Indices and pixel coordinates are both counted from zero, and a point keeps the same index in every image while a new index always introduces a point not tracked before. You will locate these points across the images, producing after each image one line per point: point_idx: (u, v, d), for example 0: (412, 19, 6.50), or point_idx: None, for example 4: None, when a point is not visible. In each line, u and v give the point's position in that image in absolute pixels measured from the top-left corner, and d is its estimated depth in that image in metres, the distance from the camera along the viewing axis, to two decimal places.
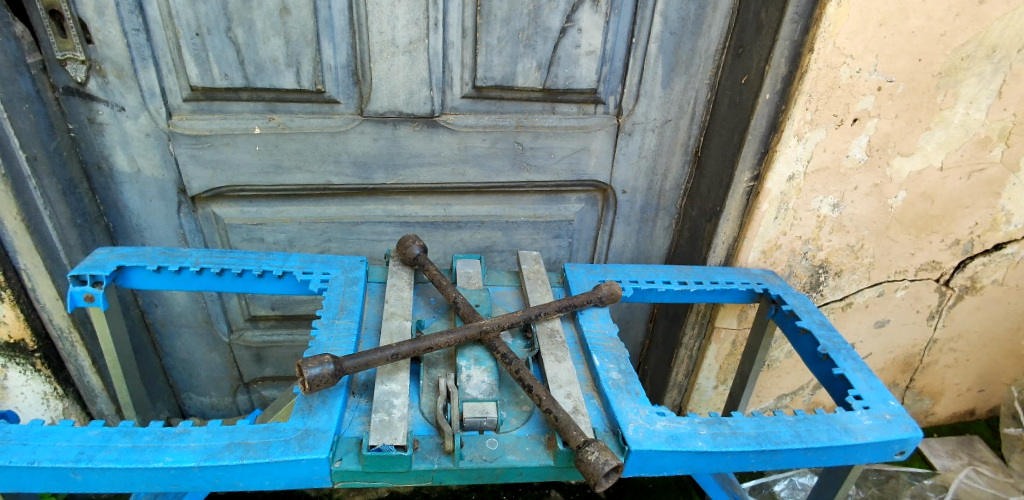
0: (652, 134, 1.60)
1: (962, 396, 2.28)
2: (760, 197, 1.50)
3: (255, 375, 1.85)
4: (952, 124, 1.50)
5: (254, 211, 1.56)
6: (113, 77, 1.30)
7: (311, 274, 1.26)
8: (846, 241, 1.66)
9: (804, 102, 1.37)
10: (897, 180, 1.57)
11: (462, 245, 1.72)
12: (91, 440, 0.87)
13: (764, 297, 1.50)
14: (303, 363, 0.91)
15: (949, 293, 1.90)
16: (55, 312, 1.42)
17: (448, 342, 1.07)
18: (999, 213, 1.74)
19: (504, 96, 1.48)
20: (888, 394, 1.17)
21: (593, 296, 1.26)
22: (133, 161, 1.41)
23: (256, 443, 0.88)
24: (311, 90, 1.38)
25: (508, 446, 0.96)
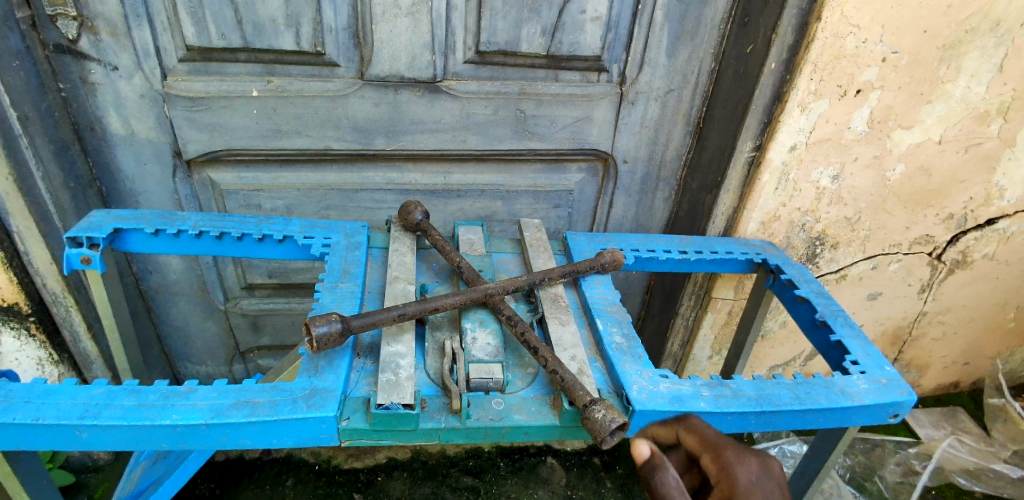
0: (655, 103, 1.59)
1: (948, 369, 2.34)
2: (761, 168, 1.51)
3: (251, 344, 1.85)
4: (953, 97, 1.50)
5: (252, 177, 1.54)
6: (106, 34, 1.26)
7: (313, 239, 1.24)
8: (844, 213, 1.67)
9: (809, 72, 1.36)
10: (896, 152, 1.57)
11: (461, 214, 1.71)
12: (95, 398, 0.86)
13: (762, 267, 1.52)
14: (311, 321, 0.91)
15: (941, 267, 1.93)
16: (49, 277, 1.39)
17: (453, 304, 1.08)
18: (994, 189, 1.76)
19: (507, 62, 1.46)
20: (884, 360, 1.19)
21: (596, 262, 1.27)
22: (127, 122, 1.38)
23: (263, 402, 0.88)
24: (310, 52, 1.35)
25: (514, 407, 0.97)
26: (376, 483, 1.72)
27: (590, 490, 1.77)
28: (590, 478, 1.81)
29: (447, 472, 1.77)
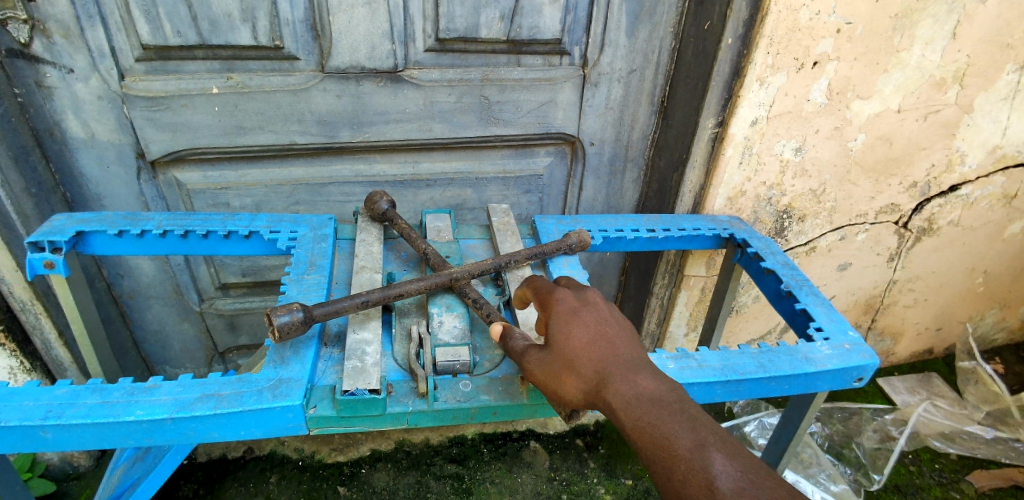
0: (619, 84, 1.60)
1: (921, 336, 2.39)
2: (724, 143, 1.53)
3: (229, 344, 1.84)
4: (908, 65, 1.53)
5: (218, 176, 1.53)
6: (59, 37, 1.25)
7: (279, 233, 1.24)
8: (809, 185, 1.70)
9: (765, 46, 1.38)
10: (856, 123, 1.60)
11: (432, 204, 1.72)
12: (59, 398, 0.86)
13: (730, 242, 1.54)
14: (272, 312, 0.92)
15: (907, 235, 1.98)
16: (15, 284, 1.37)
17: (418, 289, 1.09)
18: (954, 155, 1.80)
19: (467, 49, 1.47)
20: (847, 325, 1.22)
21: (563, 243, 1.28)
22: (87, 125, 1.37)
23: (229, 394, 0.88)
24: (269, 46, 1.35)
25: (482, 387, 0.99)
26: (360, 475, 1.73)
27: (574, 471, 1.80)
28: (574, 459, 1.84)
29: (431, 461, 1.79)
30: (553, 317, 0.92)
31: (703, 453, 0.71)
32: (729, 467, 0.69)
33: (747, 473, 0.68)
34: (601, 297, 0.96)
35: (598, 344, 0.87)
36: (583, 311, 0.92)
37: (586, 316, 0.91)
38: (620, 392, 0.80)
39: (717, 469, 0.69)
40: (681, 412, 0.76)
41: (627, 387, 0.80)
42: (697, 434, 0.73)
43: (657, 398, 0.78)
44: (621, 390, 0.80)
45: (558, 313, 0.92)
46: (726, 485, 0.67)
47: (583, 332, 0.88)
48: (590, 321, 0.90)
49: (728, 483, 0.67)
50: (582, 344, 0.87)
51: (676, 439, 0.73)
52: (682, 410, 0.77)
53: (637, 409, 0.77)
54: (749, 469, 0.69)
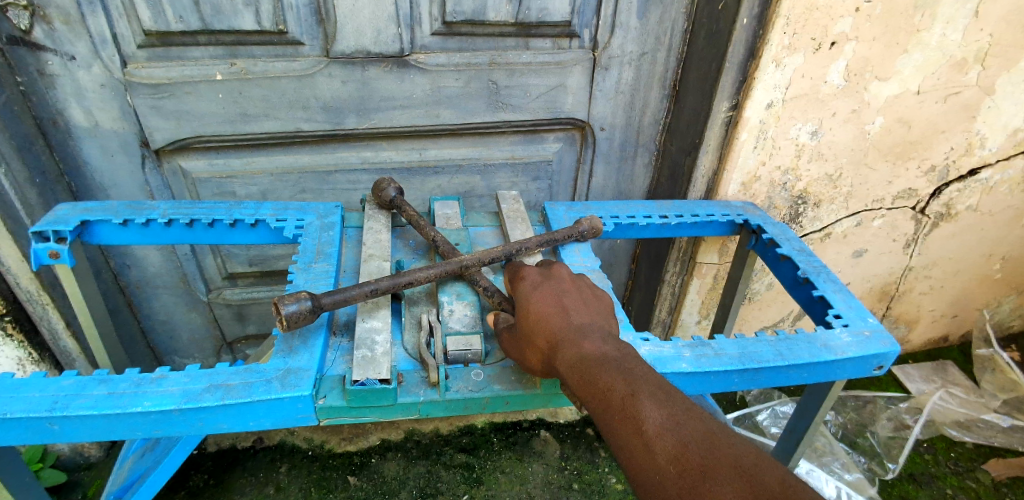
0: (629, 68, 1.57)
1: (936, 323, 2.35)
2: (739, 127, 1.49)
3: (238, 334, 1.83)
4: (929, 46, 1.48)
5: (223, 164, 1.51)
6: (59, 23, 1.23)
7: (285, 222, 1.22)
8: (824, 170, 1.66)
9: (782, 26, 1.34)
10: (874, 106, 1.56)
11: (440, 191, 1.70)
12: (65, 389, 0.84)
13: (745, 228, 1.51)
14: (280, 300, 0.90)
15: (925, 220, 1.93)
16: (21, 275, 1.35)
17: (428, 277, 1.06)
18: (974, 138, 1.75)
19: (475, 32, 1.44)
20: (866, 312, 1.19)
21: (574, 230, 1.25)
22: (90, 113, 1.35)
23: (237, 384, 0.86)
24: (273, 30, 1.32)
25: (494, 377, 0.97)
26: (371, 464, 1.73)
27: (585, 460, 1.78)
28: (584, 448, 1.82)
29: (441, 450, 1.78)
30: (519, 294, 1.00)
31: (634, 402, 0.79)
32: (657, 412, 0.77)
33: (670, 415, 0.77)
34: (566, 272, 1.03)
35: (553, 313, 0.94)
36: (543, 285, 1.00)
37: (546, 291, 0.98)
38: (568, 356, 0.88)
39: (645, 414, 0.77)
40: (619, 369, 0.84)
41: (575, 351, 0.88)
42: (631, 384, 0.81)
43: (599, 359, 0.86)
44: (570, 354, 0.88)
45: (523, 289, 1.01)
46: (653, 429, 0.76)
47: (541, 304, 0.96)
48: (548, 294, 0.98)
49: (656, 426, 0.76)
50: (541, 316, 0.94)
51: (613, 392, 0.81)
52: (620, 366, 0.85)
53: (581, 369, 0.85)
54: (675, 411, 0.77)
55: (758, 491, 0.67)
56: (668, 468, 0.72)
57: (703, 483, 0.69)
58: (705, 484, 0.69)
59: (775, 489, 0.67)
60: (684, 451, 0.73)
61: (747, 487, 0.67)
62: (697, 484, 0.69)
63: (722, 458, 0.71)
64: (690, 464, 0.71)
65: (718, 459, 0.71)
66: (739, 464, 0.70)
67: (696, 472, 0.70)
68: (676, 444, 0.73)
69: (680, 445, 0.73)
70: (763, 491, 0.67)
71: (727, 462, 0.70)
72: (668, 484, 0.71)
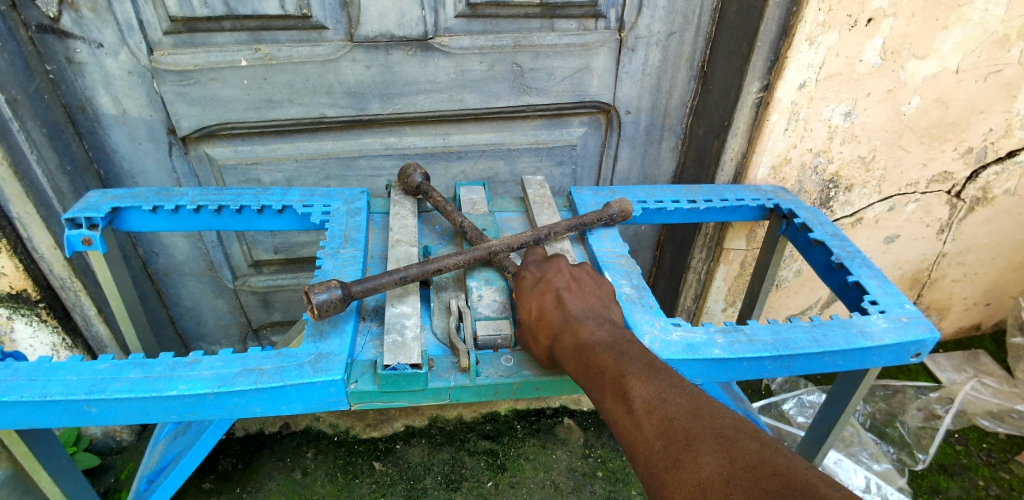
0: (656, 49, 1.53)
1: (969, 311, 2.29)
2: (770, 108, 1.45)
3: (263, 321, 1.85)
4: (970, 21, 1.43)
5: (248, 150, 1.51)
6: (87, 10, 1.23)
7: (312, 208, 1.21)
8: (857, 152, 1.62)
9: (816, 2, 1.29)
10: (911, 85, 1.51)
11: (463, 177, 1.68)
12: (101, 373, 0.82)
13: (774, 214, 1.47)
14: (310, 290, 0.89)
15: (960, 205, 1.88)
16: (54, 262, 1.36)
17: (457, 263, 1.05)
18: (1014, 118, 1.68)
19: (499, 14, 1.41)
20: (903, 297, 1.15)
21: (603, 214, 1.23)
22: (117, 101, 1.36)
23: (270, 368, 0.85)
24: (297, 15, 1.32)
25: (524, 362, 0.96)
26: (395, 450, 1.74)
27: (609, 448, 1.77)
28: (608, 436, 1.81)
29: (464, 437, 1.78)
30: (518, 290, 1.00)
31: (623, 381, 0.79)
32: (645, 388, 0.77)
33: (658, 391, 0.77)
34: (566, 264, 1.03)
35: (551, 308, 0.94)
36: (541, 280, 0.99)
37: (545, 286, 0.98)
38: (566, 347, 0.88)
39: (634, 392, 0.77)
40: (612, 350, 0.84)
41: (571, 339, 0.88)
42: (622, 364, 0.82)
43: (593, 344, 0.86)
44: (567, 341, 0.89)
45: (523, 285, 1.00)
46: (641, 405, 0.76)
47: (540, 301, 0.96)
48: (546, 288, 0.97)
49: (643, 403, 0.76)
50: (540, 313, 0.94)
51: (604, 372, 0.82)
52: (614, 348, 0.85)
53: (576, 354, 0.86)
54: (663, 387, 0.77)
55: (739, 459, 0.67)
56: (655, 442, 0.72)
57: (685, 454, 0.69)
58: (688, 455, 0.69)
59: (755, 455, 0.67)
60: (670, 425, 0.73)
61: (728, 457, 0.67)
62: (682, 456, 0.69)
63: (706, 430, 0.71)
64: (674, 437, 0.71)
65: (702, 431, 0.71)
66: (722, 434, 0.70)
67: (681, 445, 0.70)
68: (663, 418, 0.74)
69: (665, 419, 0.73)
70: (744, 460, 0.66)
71: (711, 433, 0.70)
72: (654, 456, 0.72)
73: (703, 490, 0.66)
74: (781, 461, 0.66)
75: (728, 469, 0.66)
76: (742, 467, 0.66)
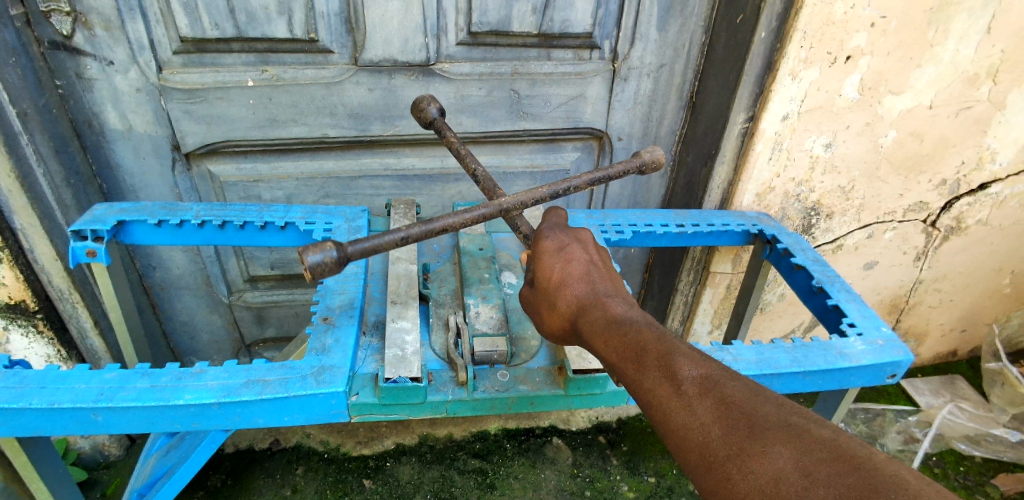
0: (647, 79, 1.61)
1: (946, 337, 2.37)
2: (754, 139, 1.52)
3: (257, 337, 1.86)
4: (942, 60, 1.52)
5: (250, 168, 1.55)
6: (100, 29, 1.27)
7: (314, 225, 1.25)
8: (838, 182, 1.69)
9: (799, 40, 1.37)
10: (887, 119, 1.59)
11: (460, 198, 1.73)
12: (109, 382, 0.84)
13: (759, 239, 1.53)
14: (303, 251, 0.81)
15: (935, 233, 1.96)
16: (54, 274, 1.38)
17: (462, 223, 0.97)
18: (985, 152, 1.77)
19: (499, 43, 1.48)
20: (879, 321, 1.21)
21: (635, 163, 1.11)
22: (124, 117, 1.39)
23: (274, 380, 0.87)
24: (304, 38, 1.37)
25: (519, 378, 0.99)
26: (385, 468, 1.75)
27: (597, 467, 1.80)
28: (596, 456, 1.84)
29: (454, 455, 1.80)
30: (539, 253, 0.99)
31: (670, 360, 0.75)
32: (697, 371, 0.73)
33: (710, 373, 0.72)
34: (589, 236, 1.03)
35: (579, 279, 0.94)
36: (568, 248, 0.99)
37: (570, 255, 0.98)
38: (596, 321, 0.87)
39: (684, 372, 0.73)
40: (653, 330, 0.82)
41: (598, 313, 0.88)
42: (666, 344, 0.78)
43: (623, 319, 0.85)
44: (596, 316, 0.88)
45: (546, 248, 0.99)
46: (694, 388, 0.71)
47: (565, 268, 0.96)
48: (573, 256, 0.98)
49: (696, 384, 0.71)
50: (562, 279, 0.95)
51: (647, 351, 0.78)
52: (651, 327, 0.83)
53: (613, 332, 0.83)
54: (714, 371, 0.73)
55: (815, 451, 0.62)
56: (712, 427, 0.67)
57: (750, 443, 0.64)
58: (754, 444, 0.64)
59: (831, 446, 0.62)
60: (728, 410, 0.68)
61: (801, 447, 0.62)
62: (748, 445, 0.64)
63: (770, 418, 0.66)
64: (736, 425, 0.66)
65: (768, 419, 0.66)
66: (790, 423, 0.65)
67: (744, 434, 0.65)
68: (720, 402, 0.69)
69: (724, 402, 0.69)
70: (819, 450, 0.62)
71: (777, 421, 0.66)
72: (712, 445, 0.66)
73: (776, 483, 0.60)
74: (861, 450, 0.61)
75: (803, 460, 0.61)
76: (819, 459, 0.61)
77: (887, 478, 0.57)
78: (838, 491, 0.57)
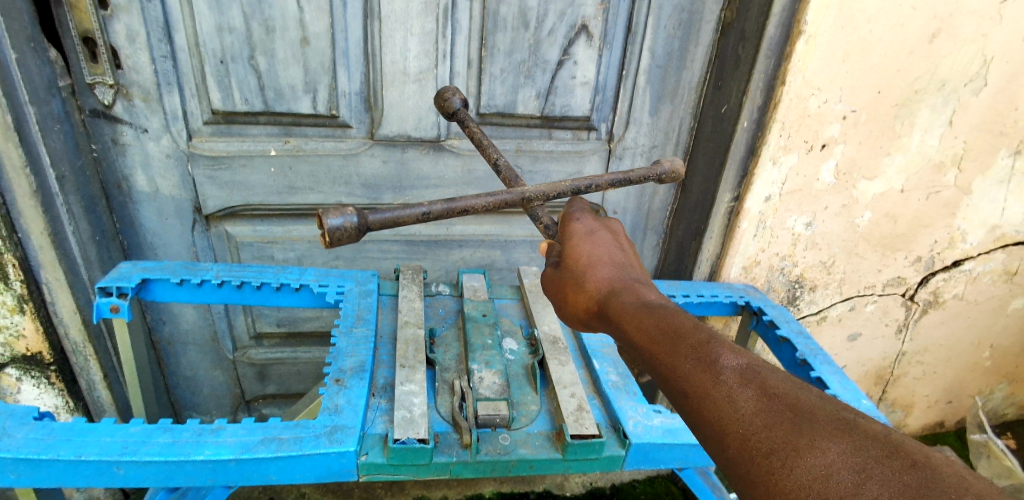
0: (640, 159, 1.74)
1: (932, 408, 2.42)
2: (740, 217, 1.63)
3: (257, 393, 1.89)
4: (910, 149, 1.65)
5: (266, 230, 1.65)
6: (139, 100, 1.38)
7: (327, 287, 1.32)
8: (819, 257, 1.80)
9: (778, 130, 1.51)
10: (863, 201, 1.71)
11: (463, 263, 1.82)
12: (133, 436, 0.89)
13: (746, 309, 1.61)
14: (324, 214, 0.88)
15: (914, 307, 2.05)
16: (71, 326, 1.43)
17: (484, 205, 1.02)
18: (956, 232, 1.90)
19: (504, 123, 1.61)
20: (860, 394, 1.27)
21: (655, 171, 1.20)
22: (152, 180, 1.49)
23: (289, 438, 0.92)
24: (326, 114, 1.50)
25: (520, 441, 1.04)
26: None
27: None
28: None
29: None
30: (569, 235, 1.07)
31: (709, 351, 0.79)
32: (737, 362, 0.77)
33: (750, 365, 0.76)
34: (616, 229, 1.12)
35: (609, 263, 1.02)
36: (597, 233, 1.07)
37: (597, 239, 1.06)
38: (628, 307, 0.92)
39: (723, 363, 0.77)
40: (686, 319, 0.86)
41: (630, 296, 0.95)
42: (702, 334, 0.82)
43: (656, 305, 0.91)
44: (628, 302, 0.94)
45: (576, 230, 1.07)
46: (734, 378, 0.75)
47: (594, 250, 1.04)
48: (602, 240, 1.06)
49: (736, 374, 0.75)
50: (592, 260, 1.03)
51: (684, 340, 0.82)
52: (683, 316, 0.88)
53: (648, 320, 0.87)
54: (754, 363, 0.77)
55: (863, 446, 0.64)
56: (754, 418, 0.70)
57: (796, 435, 0.67)
58: (801, 438, 0.67)
59: (881, 442, 0.64)
60: (772, 402, 0.71)
61: (850, 443, 0.65)
62: (794, 440, 0.67)
63: (814, 412, 0.69)
64: (781, 417, 0.69)
65: (812, 414, 0.69)
66: (835, 418, 0.68)
67: (789, 427, 0.68)
68: (762, 394, 0.72)
69: (766, 394, 0.72)
70: (867, 445, 0.64)
71: (823, 416, 0.69)
72: (756, 436, 0.69)
73: (825, 476, 0.63)
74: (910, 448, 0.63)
75: (852, 454, 0.63)
76: (869, 454, 0.63)
77: (939, 473, 0.59)
78: (892, 487, 0.59)
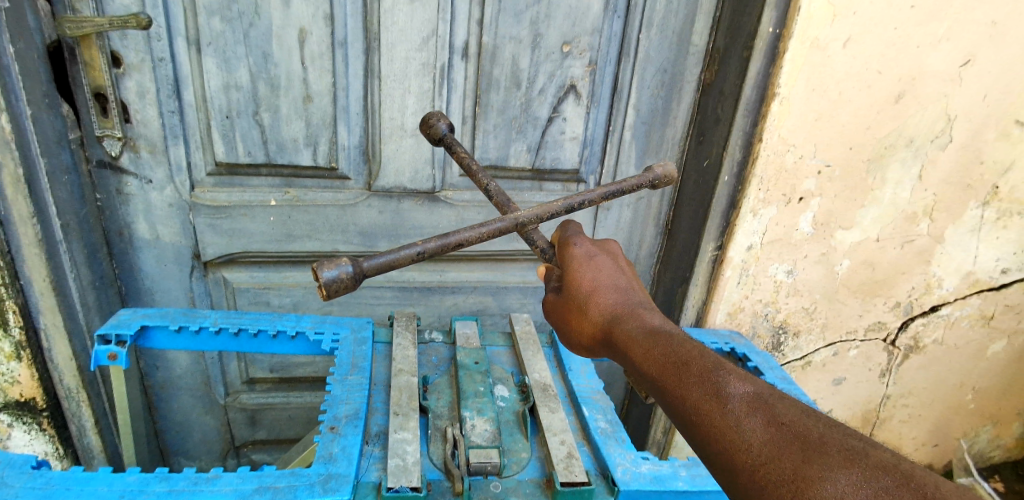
0: (627, 208, 1.81)
1: (919, 451, 2.44)
2: (724, 265, 1.70)
3: (247, 438, 1.88)
4: (883, 201, 1.74)
5: (262, 276, 1.68)
6: (145, 152, 1.44)
7: (323, 334, 1.35)
8: (801, 303, 1.86)
9: (757, 183, 1.59)
10: (840, 250, 1.79)
11: (456, 309, 1.85)
12: (130, 485, 0.90)
13: (731, 356, 1.65)
14: (319, 267, 0.92)
15: (896, 351, 2.10)
16: (66, 372, 1.43)
17: (476, 237, 1.06)
18: (932, 279, 1.97)
19: (497, 175, 1.69)
20: None
21: (648, 176, 1.29)
22: (154, 228, 1.53)
23: (284, 486, 0.93)
24: (326, 167, 1.56)
25: (510, 489, 1.06)
26: None
27: None
28: None
29: None
30: (569, 260, 1.13)
31: (716, 380, 0.83)
32: (744, 391, 0.81)
33: (756, 394, 0.80)
34: (613, 250, 1.17)
35: (612, 290, 1.08)
36: (597, 257, 1.13)
37: (596, 263, 1.12)
38: (636, 335, 0.98)
39: (731, 391, 0.81)
40: (692, 346, 0.91)
41: (634, 323, 1.01)
42: (708, 362, 0.87)
43: (660, 331, 0.97)
44: (635, 330, 0.99)
45: (576, 254, 1.13)
46: (742, 407, 0.79)
47: (596, 275, 1.10)
48: (602, 264, 1.12)
49: (744, 403, 0.79)
50: (594, 286, 1.09)
51: (692, 368, 0.86)
52: (688, 342, 0.93)
53: (657, 349, 0.93)
54: (761, 392, 0.81)
55: (872, 475, 0.66)
56: (763, 448, 0.74)
57: (805, 465, 0.70)
58: (810, 469, 0.70)
59: (890, 470, 0.66)
60: (779, 431, 0.75)
61: (859, 472, 0.67)
62: (803, 469, 0.70)
63: (822, 442, 0.72)
64: (789, 447, 0.73)
65: (820, 443, 0.72)
66: (843, 448, 0.71)
67: (797, 456, 0.71)
68: (770, 423, 0.76)
69: (774, 423, 0.76)
70: (877, 474, 0.66)
71: (831, 446, 0.71)
72: (765, 466, 0.73)
73: None
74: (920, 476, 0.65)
75: (862, 484, 0.66)
76: (880, 484, 0.65)
77: None
78: None
